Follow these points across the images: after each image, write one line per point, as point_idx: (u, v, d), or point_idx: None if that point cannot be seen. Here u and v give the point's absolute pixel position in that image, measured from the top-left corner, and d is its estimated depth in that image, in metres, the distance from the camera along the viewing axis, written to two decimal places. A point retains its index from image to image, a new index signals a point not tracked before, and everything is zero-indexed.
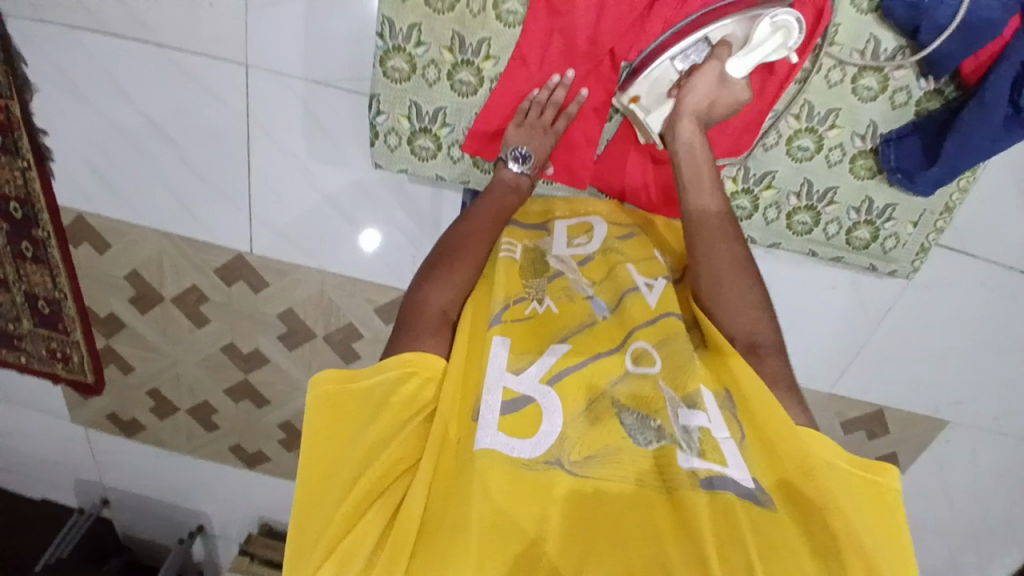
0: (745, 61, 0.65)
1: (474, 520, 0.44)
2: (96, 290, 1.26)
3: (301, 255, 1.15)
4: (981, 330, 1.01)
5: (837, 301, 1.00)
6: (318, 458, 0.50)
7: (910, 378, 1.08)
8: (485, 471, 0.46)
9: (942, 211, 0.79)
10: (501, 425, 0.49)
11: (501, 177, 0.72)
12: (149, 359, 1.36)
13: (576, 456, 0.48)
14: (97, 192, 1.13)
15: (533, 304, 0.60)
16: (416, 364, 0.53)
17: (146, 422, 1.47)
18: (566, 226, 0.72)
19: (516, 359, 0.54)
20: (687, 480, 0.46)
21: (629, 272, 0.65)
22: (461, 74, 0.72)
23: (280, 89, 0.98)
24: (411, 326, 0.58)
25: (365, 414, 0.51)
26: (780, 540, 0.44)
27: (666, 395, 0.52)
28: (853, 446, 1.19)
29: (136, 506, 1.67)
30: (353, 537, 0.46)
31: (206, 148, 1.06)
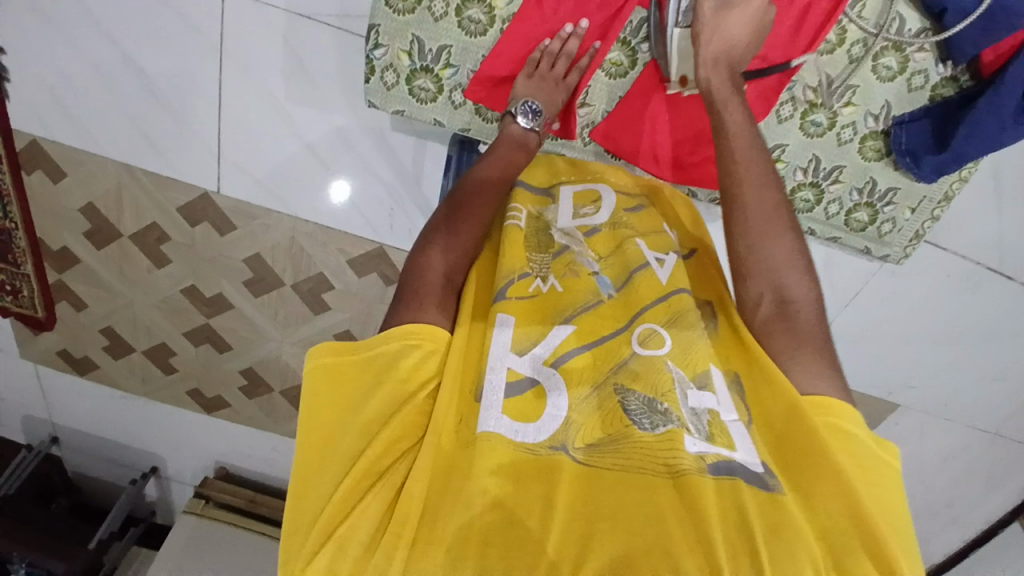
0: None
1: (479, 502, 0.40)
2: (49, 222, 1.19)
3: (272, 199, 1.10)
4: (947, 322, 1.03)
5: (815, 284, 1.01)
6: (316, 434, 0.45)
7: (874, 363, 1.11)
8: (492, 450, 0.43)
9: (940, 199, 0.79)
10: (504, 408, 0.46)
11: (508, 132, 0.66)
12: (104, 298, 1.29)
13: (580, 442, 0.45)
14: (53, 116, 1.04)
15: (537, 282, 0.56)
16: (422, 335, 0.49)
17: (100, 362, 1.41)
18: (572, 195, 0.66)
19: (520, 338, 0.51)
20: (694, 465, 0.43)
21: (639, 248, 0.59)
22: (471, 11, 0.66)
23: (261, 20, 0.91)
24: (413, 291, 0.53)
25: (366, 385, 0.47)
26: (785, 518, 0.41)
27: (674, 375, 0.48)
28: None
29: (87, 447, 1.62)
30: (351, 518, 0.40)
31: (177, 78, 0.98)
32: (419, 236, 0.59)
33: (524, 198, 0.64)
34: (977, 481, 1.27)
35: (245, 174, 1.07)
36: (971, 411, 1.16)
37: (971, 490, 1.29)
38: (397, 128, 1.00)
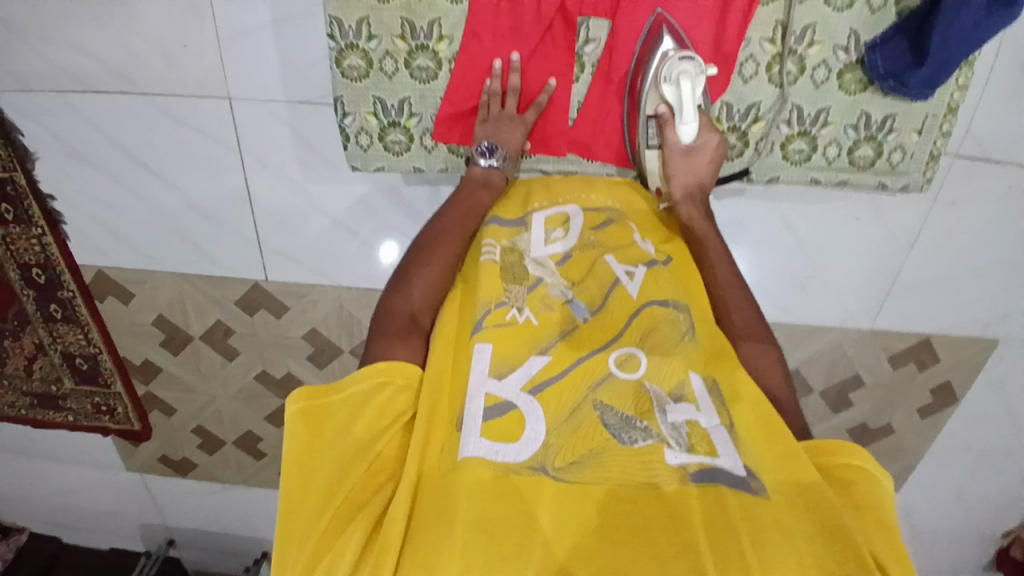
0: (687, 117, 0.66)
1: (460, 517, 0.42)
2: (127, 339, 1.30)
3: (310, 274, 1.16)
4: (1017, 240, 0.94)
5: (859, 236, 0.97)
6: (300, 474, 0.46)
7: (948, 304, 1.02)
8: (472, 472, 0.44)
9: (945, 113, 0.75)
10: (484, 430, 0.47)
11: (473, 175, 0.71)
12: (188, 398, 1.39)
13: (560, 462, 0.46)
14: (110, 245, 1.16)
15: (513, 311, 0.57)
16: (392, 373, 0.51)
17: (197, 460, 1.51)
18: (542, 218, 0.68)
19: (497, 362, 0.52)
20: (675, 477, 0.45)
21: (607, 265, 0.63)
22: (418, 60, 0.70)
23: (265, 113, 0.98)
24: (381, 332, 0.56)
25: (342, 423, 0.48)
26: (767, 520, 0.43)
27: (652, 395, 0.51)
28: (903, 382, 1.13)
29: (204, 542, 1.72)
30: (333, 551, 0.42)
31: (206, 188, 1.07)
32: (391, 275, 0.62)
33: (496, 233, 0.65)
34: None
35: (286, 257, 1.15)
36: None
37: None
38: (409, 182, 1.04)
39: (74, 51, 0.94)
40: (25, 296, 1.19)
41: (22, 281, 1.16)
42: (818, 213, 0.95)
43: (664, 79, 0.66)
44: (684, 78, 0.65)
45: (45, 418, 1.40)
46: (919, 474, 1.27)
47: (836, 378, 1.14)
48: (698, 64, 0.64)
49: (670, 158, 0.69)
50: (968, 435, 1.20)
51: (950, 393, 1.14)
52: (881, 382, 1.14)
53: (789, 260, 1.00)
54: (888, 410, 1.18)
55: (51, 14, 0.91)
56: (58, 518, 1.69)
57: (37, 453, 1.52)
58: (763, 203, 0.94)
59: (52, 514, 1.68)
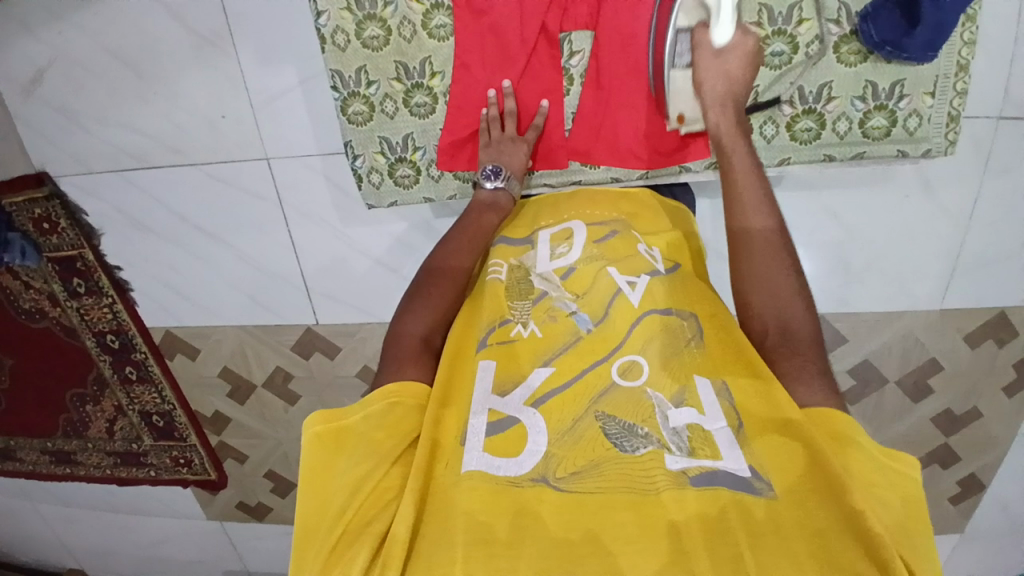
0: (724, 19, 0.63)
1: (460, 535, 0.43)
2: (197, 393, 1.37)
3: (357, 313, 1.21)
4: None
5: (914, 211, 0.93)
6: (311, 497, 0.48)
7: (1019, 271, 0.96)
8: (473, 488, 0.46)
9: (957, 71, 0.73)
10: (485, 446, 0.48)
11: (480, 199, 0.73)
12: (257, 444, 1.45)
13: (561, 472, 0.47)
14: (176, 305, 1.25)
15: (518, 327, 0.58)
16: (401, 394, 0.53)
17: (270, 503, 1.55)
18: (548, 235, 0.69)
19: (501, 381, 0.53)
20: (673, 481, 0.46)
21: (611, 277, 0.62)
22: (415, 97, 0.75)
23: (300, 168, 1.05)
24: (392, 357, 0.57)
25: (354, 448, 0.49)
26: (769, 526, 0.43)
27: (655, 401, 0.51)
28: (984, 363, 1.04)
29: None
30: (342, 563, 0.43)
31: (252, 242, 1.14)
32: (401, 302, 0.64)
33: (507, 254, 0.68)
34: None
35: (333, 299, 1.20)
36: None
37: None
38: (439, 215, 1.08)
39: (127, 133, 1.05)
40: (103, 360, 1.29)
41: (99, 346, 1.27)
42: (858, 194, 0.92)
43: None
44: None
45: (129, 473, 1.49)
46: None
47: (910, 365, 1.06)
48: None
49: (705, 69, 0.64)
50: None
51: None
52: (961, 364, 1.05)
53: (835, 242, 0.97)
54: (973, 394, 1.08)
55: (105, 101, 1.02)
56: (149, 570, 1.78)
57: (128, 508, 1.62)
58: (805, 193, 0.93)
59: (144, 566, 1.77)
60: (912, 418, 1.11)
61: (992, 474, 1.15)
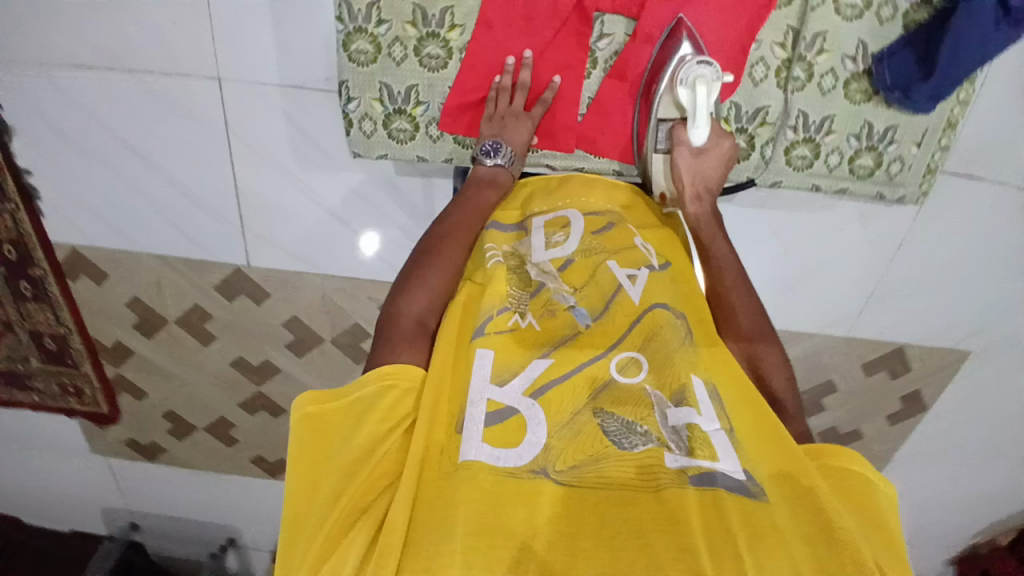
0: (700, 121, 0.66)
1: (460, 525, 0.40)
2: (99, 321, 1.25)
3: (300, 262, 1.14)
4: (989, 259, 0.95)
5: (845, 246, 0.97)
6: (302, 479, 0.45)
7: (922, 315, 1.04)
8: (473, 478, 0.43)
9: (944, 127, 0.77)
10: (485, 435, 0.46)
11: (478, 174, 0.70)
12: (160, 383, 1.35)
13: (561, 466, 0.45)
14: (89, 224, 1.11)
15: (516, 316, 0.56)
16: (397, 375, 0.50)
17: (167, 444, 1.46)
18: (543, 224, 0.65)
19: (500, 369, 0.51)
20: (675, 479, 0.45)
21: (610, 271, 0.60)
22: (428, 47, 0.69)
23: (253, 100, 0.96)
24: (386, 337, 0.54)
25: (348, 429, 0.47)
26: (768, 528, 0.42)
27: (652, 397, 0.50)
28: (877, 388, 1.15)
29: (170, 529, 1.67)
30: (336, 554, 0.41)
31: (190, 168, 1.04)
32: (395, 281, 0.61)
33: (497, 237, 0.65)
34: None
35: (271, 243, 1.12)
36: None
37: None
38: (401, 172, 1.03)
39: (58, 23, 0.90)
40: None
41: None
42: (809, 221, 0.95)
43: (679, 82, 0.65)
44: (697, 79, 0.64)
45: (10, 395, 1.35)
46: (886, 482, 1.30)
47: (811, 381, 1.15)
48: (714, 69, 0.65)
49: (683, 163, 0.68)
50: (931, 451, 1.25)
51: (919, 403, 1.16)
52: (856, 388, 1.15)
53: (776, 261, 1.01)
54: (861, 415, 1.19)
55: None
56: (12, 502, 1.62)
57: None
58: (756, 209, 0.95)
59: (7, 497, 1.61)
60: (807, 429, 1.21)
61: None
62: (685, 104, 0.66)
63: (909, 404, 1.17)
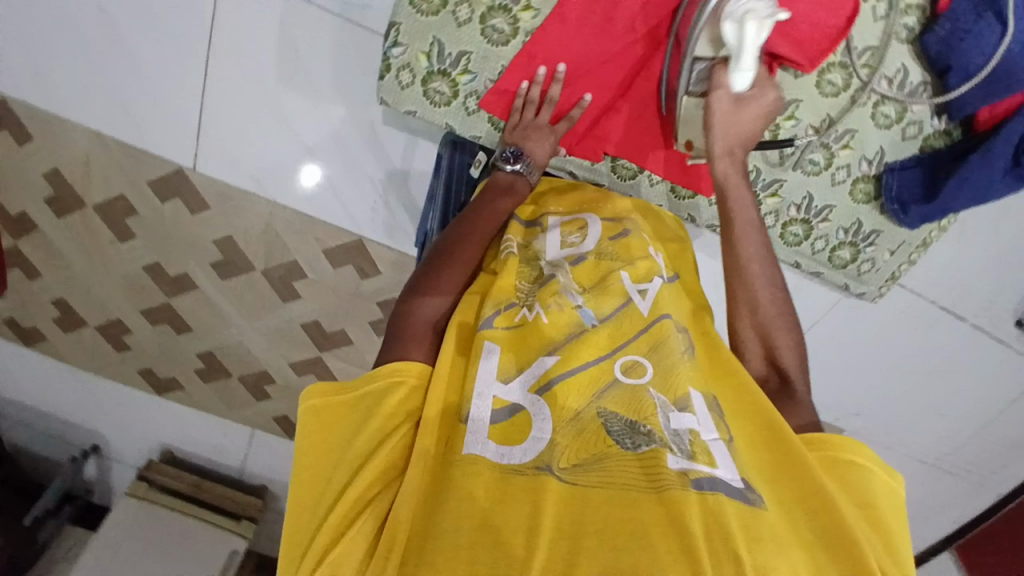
0: (745, 65, 0.57)
1: (464, 520, 0.41)
2: (9, 182, 1.11)
3: (249, 181, 1.06)
4: (887, 351, 1.13)
5: None
6: (307, 469, 0.47)
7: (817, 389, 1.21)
8: (476, 473, 0.43)
9: (918, 244, 0.83)
10: (491, 433, 0.46)
11: (496, 180, 0.66)
12: (59, 267, 1.22)
13: (565, 463, 0.44)
14: (27, 74, 0.98)
15: (524, 311, 0.56)
16: (405, 372, 0.50)
17: (48, 334, 1.33)
18: (560, 223, 0.66)
19: (506, 367, 0.51)
20: (678, 481, 0.43)
21: (622, 282, 0.59)
22: (496, 20, 0.66)
23: (253, 8, 0.90)
24: (397, 337, 0.54)
25: (355, 422, 0.48)
26: (764, 535, 0.41)
27: (657, 401, 0.48)
28: None
29: (31, 421, 1.52)
30: (341, 543, 0.42)
31: (159, 49, 0.94)
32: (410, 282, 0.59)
33: (515, 228, 0.66)
34: (906, 494, 1.37)
35: (226, 155, 1.03)
36: (898, 431, 1.27)
37: None
38: (387, 123, 0.99)
39: None
40: None
41: None
42: None
43: (726, 15, 0.57)
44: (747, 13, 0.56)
45: None
46: None
47: None
48: (768, 4, 0.56)
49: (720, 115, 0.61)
50: None
51: None
52: None
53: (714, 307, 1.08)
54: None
55: None
56: None
57: None
58: None
59: None
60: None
61: None
62: (729, 43, 0.57)
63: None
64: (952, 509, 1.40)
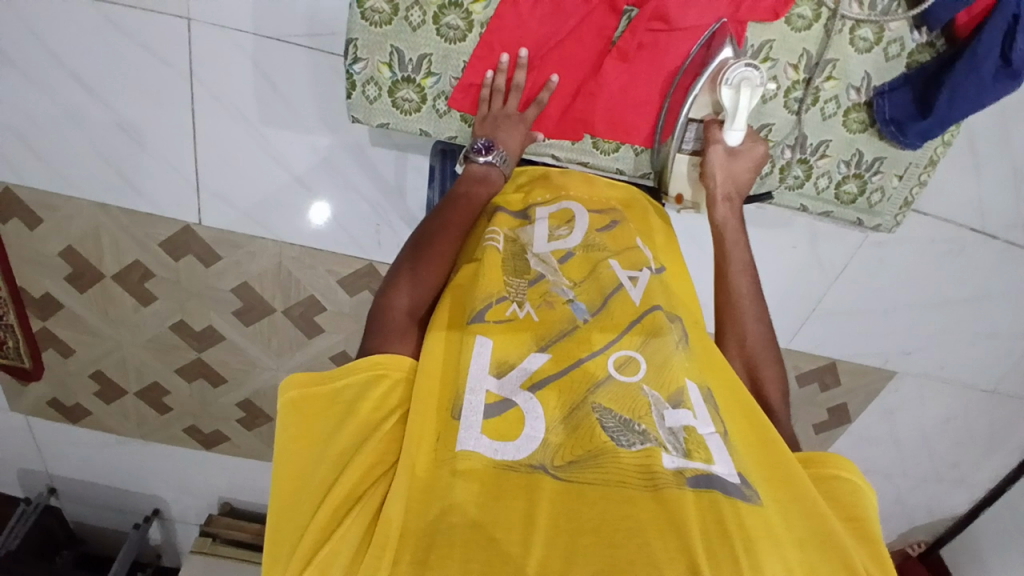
0: (737, 126, 0.66)
1: (460, 520, 0.43)
2: (28, 268, 1.14)
3: (256, 226, 1.08)
4: (924, 284, 1.10)
5: (794, 260, 1.07)
6: (290, 464, 0.48)
7: (859, 332, 1.17)
8: (470, 471, 0.46)
9: (926, 164, 0.80)
10: (484, 428, 0.48)
11: (470, 173, 0.67)
12: (89, 341, 1.25)
13: (559, 461, 0.47)
14: (25, 161, 1.01)
15: (513, 306, 0.57)
16: (388, 366, 0.51)
17: (92, 408, 1.37)
18: (547, 215, 0.66)
19: (500, 360, 0.53)
20: (673, 480, 0.46)
21: (612, 269, 0.61)
22: (448, 17, 0.65)
23: (224, 53, 0.92)
24: (378, 330, 0.56)
25: (338, 417, 0.49)
26: (759, 528, 0.44)
27: (651, 398, 0.52)
28: (806, 398, 1.28)
29: (90, 495, 1.57)
30: (332, 540, 0.43)
31: (147, 109, 0.96)
32: (391, 268, 0.61)
33: (502, 220, 0.66)
34: (967, 424, 1.33)
35: (221, 195, 1.05)
36: (949, 363, 1.23)
37: (962, 437, 1.36)
38: (375, 141, 1.00)
39: None
40: None
41: None
42: (770, 240, 1.04)
43: (724, 83, 0.64)
44: (741, 84, 0.63)
45: None
46: None
47: None
48: (761, 74, 0.63)
49: (715, 164, 0.69)
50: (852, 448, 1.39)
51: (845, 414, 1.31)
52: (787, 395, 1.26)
53: None
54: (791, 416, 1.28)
55: None
56: None
57: None
58: None
59: None
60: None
61: None
62: (726, 106, 0.65)
63: (834, 414, 1.31)
64: (1019, 434, 1.34)
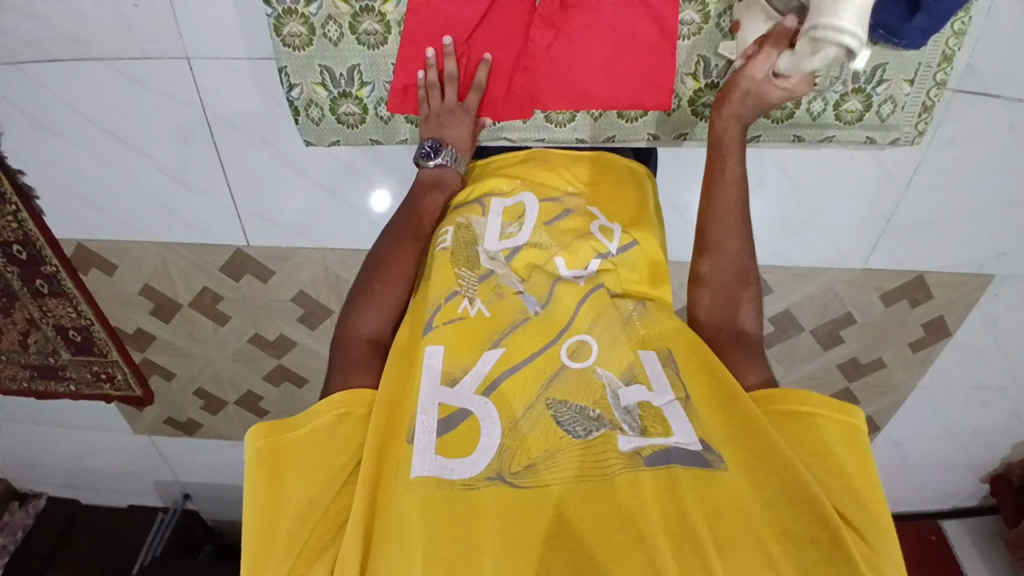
0: (787, 68, 0.64)
1: (421, 551, 0.44)
2: (116, 309, 1.25)
3: (294, 236, 1.11)
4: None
5: (856, 179, 0.93)
6: (258, 519, 0.48)
7: (957, 250, 1.01)
8: (424, 497, 0.46)
9: (939, 61, 0.74)
10: (437, 447, 0.49)
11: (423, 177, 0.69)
12: (184, 363, 1.37)
13: (516, 467, 0.48)
14: (86, 216, 1.09)
15: (465, 302, 0.57)
16: (349, 403, 0.53)
17: (202, 420, 1.50)
18: (501, 210, 0.64)
19: (449, 367, 0.52)
20: (627, 464, 0.48)
21: (556, 267, 0.60)
22: (364, 24, 0.73)
23: (230, 80, 0.91)
24: (342, 361, 0.57)
25: (301, 467, 0.50)
26: (723, 503, 0.47)
27: (604, 380, 0.53)
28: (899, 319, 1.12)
29: (218, 494, 1.74)
30: None
31: (172, 148, 1.00)
32: (346, 300, 0.62)
33: (454, 216, 0.65)
34: None
35: (265, 217, 1.09)
36: None
37: None
38: None
39: (22, 19, 0.86)
40: (9, 273, 1.15)
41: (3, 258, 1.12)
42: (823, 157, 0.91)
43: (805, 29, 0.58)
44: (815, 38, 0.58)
45: (49, 387, 1.38)
46: (913, 408, 1.30)
47: (827, 317, 1.13)
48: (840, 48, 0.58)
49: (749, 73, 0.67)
50: (966, 376, 1.22)
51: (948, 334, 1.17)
52: (873, 322, 1.14)
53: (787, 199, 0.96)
54: (879, 340, 1.17)
55: None
56: (76, 481, 1.70)
57: (44, 420, 1.51)
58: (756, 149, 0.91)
59: (69, 477, 1.69)
60: (824, 362, 1.22)
61: (885, 415, 1.32)
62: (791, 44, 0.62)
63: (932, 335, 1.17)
64: None
